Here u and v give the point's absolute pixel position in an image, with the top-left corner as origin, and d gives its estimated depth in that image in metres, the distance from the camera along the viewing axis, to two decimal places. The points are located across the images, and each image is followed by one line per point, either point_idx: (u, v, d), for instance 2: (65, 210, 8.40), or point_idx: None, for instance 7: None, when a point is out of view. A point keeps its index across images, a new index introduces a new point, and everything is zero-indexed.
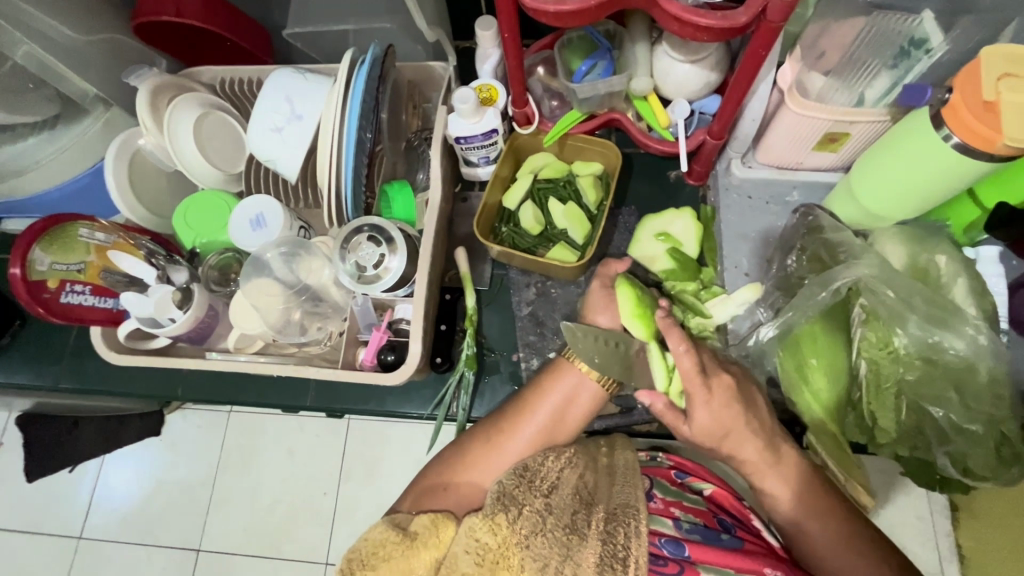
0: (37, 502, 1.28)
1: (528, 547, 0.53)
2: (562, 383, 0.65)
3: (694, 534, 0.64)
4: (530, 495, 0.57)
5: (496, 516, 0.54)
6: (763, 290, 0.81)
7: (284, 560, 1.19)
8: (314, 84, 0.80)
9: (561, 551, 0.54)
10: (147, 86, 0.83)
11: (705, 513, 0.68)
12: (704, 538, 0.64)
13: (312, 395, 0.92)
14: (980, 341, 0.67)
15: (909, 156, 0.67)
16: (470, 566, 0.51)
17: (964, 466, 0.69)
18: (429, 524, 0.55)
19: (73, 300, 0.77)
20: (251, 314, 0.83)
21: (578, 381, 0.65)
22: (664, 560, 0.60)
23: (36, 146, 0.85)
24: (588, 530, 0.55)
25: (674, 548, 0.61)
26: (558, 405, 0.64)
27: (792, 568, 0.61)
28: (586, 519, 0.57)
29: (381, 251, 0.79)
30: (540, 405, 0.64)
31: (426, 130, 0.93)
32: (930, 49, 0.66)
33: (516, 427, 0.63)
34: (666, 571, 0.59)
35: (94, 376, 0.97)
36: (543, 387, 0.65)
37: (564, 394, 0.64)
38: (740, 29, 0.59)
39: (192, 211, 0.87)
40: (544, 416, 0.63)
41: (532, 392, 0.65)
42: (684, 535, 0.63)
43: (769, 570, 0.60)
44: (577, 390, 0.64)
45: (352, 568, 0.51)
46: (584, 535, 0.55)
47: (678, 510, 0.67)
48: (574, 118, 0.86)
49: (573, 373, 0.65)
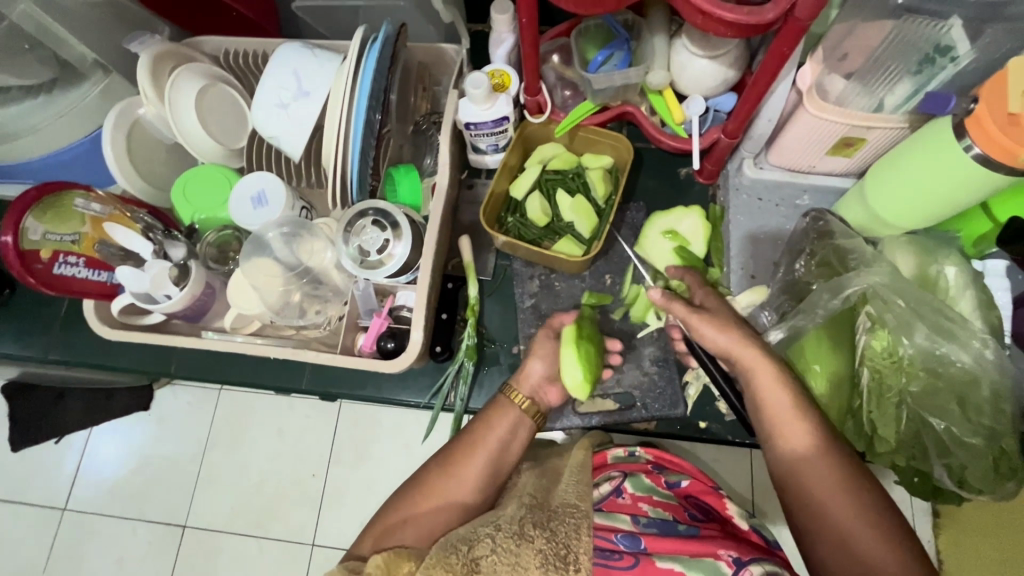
0: (23, 471, 1.27)
1: (479, 572, 0.52)
2: (503, 417, 0.67)
3: (651, 527, 0.66)
4: (480, 529, 0.56)
5: (449, 556, 0.52)
6: (770, 294, 0.81)
7: (269, 538, 1.19)
8: (321, 60, 0.78)
9: (511, 560, 0.53)
10: (149, 55, 0.80)
11: (676, 508, 0.71)
12: (660, 530, 0.65)
13: (307, 378, 0.90)
14: (986, 355, 0.66)
15: (925, 161, 0.66)
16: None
17: (960, 478, 0.69)
18: (382, 565, 0.52)
19: (66, 271, 0.75)
20: (249, 294, 0.81)
21: (518, 415, 0.68)
22: (618, 555, 0.61)
23: (29, 110, 0.82)
24: (534, 533, 0.55)
25: (630, 542, 0.63)
26: (500, 441, 0.65)
27: (742, 548, 0.62)
28: (532, 523, 0.56)
29: (386, 235, 0.77)
30: (488, 439, 0.65)
31: (435, 114, 0.90)
32: (956, 57, 0.64)
33: (463, 464, 0.63)
34: (620, 565, 0.60)
35: (84, 348, 0.95)
36: (488, 418, 0.67)
37: (509, 427, 0.66)
38: (766, 26, 0.57)
39: (192, 185, 0.84)
40: (487, 454, 0.64)
41: (478, 426, 0.66)
42: (641, 529, 0.65)
43: (722, 551, 0.61)
44: (517, 424, 0.67)
45: None
46: (530, 539, 0.54)
47: (646, 505, 0.70)
48: (586, 110, 0.85)
49: (512, 407, 0.68)
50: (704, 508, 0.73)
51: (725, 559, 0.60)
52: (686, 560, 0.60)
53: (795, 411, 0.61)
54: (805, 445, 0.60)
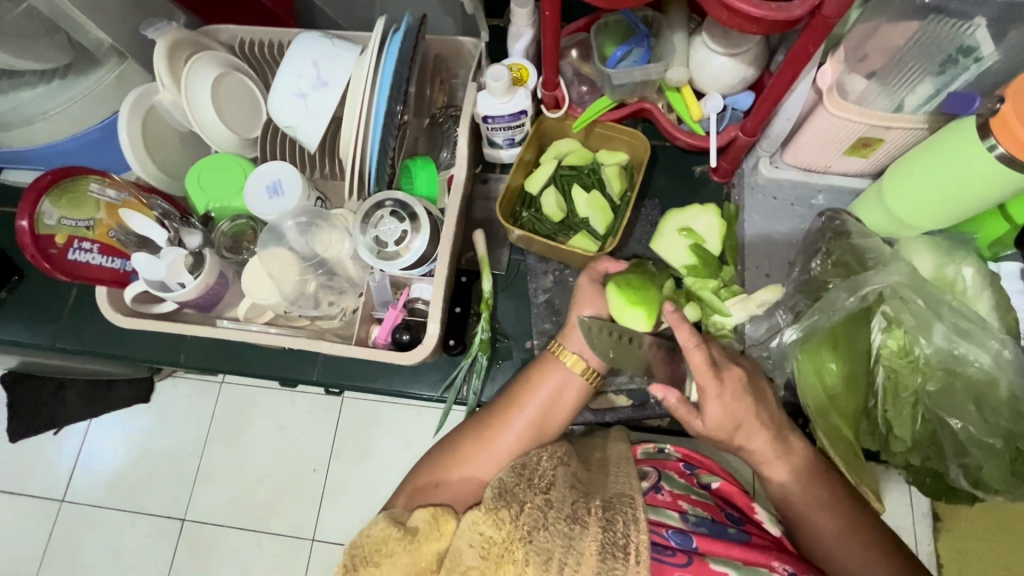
0: (22, 461, 1.26)
1: (532, 542, 0.53)
2: (551, 377, 0.67)
3: (702, 527, 0.65)
4: (533, 494, 0.57)
5: (499, 510, 0.55)
6: (785, 293, 0.80)
7: (270, 533, 1.18)
8: (340, 50, 0.78)
9: (564, 542, 0.54)
10: (165, 41, 0.79)
11: (712, 507, 0.71)
12: (711, 530, 0.65)
13: (319, 369, 0.90)
14: (1005, 354, 0.66)
15: (949, 156, 0.66)
16: (474, 560, 0.52)
17: (976, 478, 0.69)
18: (429, 519, 0.56)
19: (80, 258, 0.75)
20: (266, 284, 0.81)
21: (566, 374, 0.67)
22: (671, 551, 0.61)
23: (43, 95, 0.82)
24: (589, 518, 0.56)
25: (681, 539, 0.63)
26: (548, 400, 0.66)
27: (796, 560, 0.62)
28: (586, 507, 0.57)
29: (404, 227, 0.77)
30: (533, 397, 0.66)
31: (452, 107, 0.90)
32: (980, 58, 0.65)
33: (508, 420, 0.65)
34: (674, 561, 0.60)
35: (92, 337, 0.94)
36: (535, 380, 0.67)
37: (554, 386, 0.67)
38: (793, 22, 0.57)
39: (207, 173, 0.84)
40: (534, 412, 0.65)
41: (523, 386, 0.68)
42: (691, 527, 0.65)
43: (777, 563, 0.61)
44: (566, 383, 0.67)
45: (355, 563, 0.52)
46: (584, 523, 0.56)
47: (686, 504, 0.69)
48: (604, 105, 0.84)
49: (560, 367, 0.68)
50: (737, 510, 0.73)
51: (780, 572, 0.60)
52: (740, 566, 0.61)
53: (819, 504, 0.62)
54: (830, 534, 0.61)
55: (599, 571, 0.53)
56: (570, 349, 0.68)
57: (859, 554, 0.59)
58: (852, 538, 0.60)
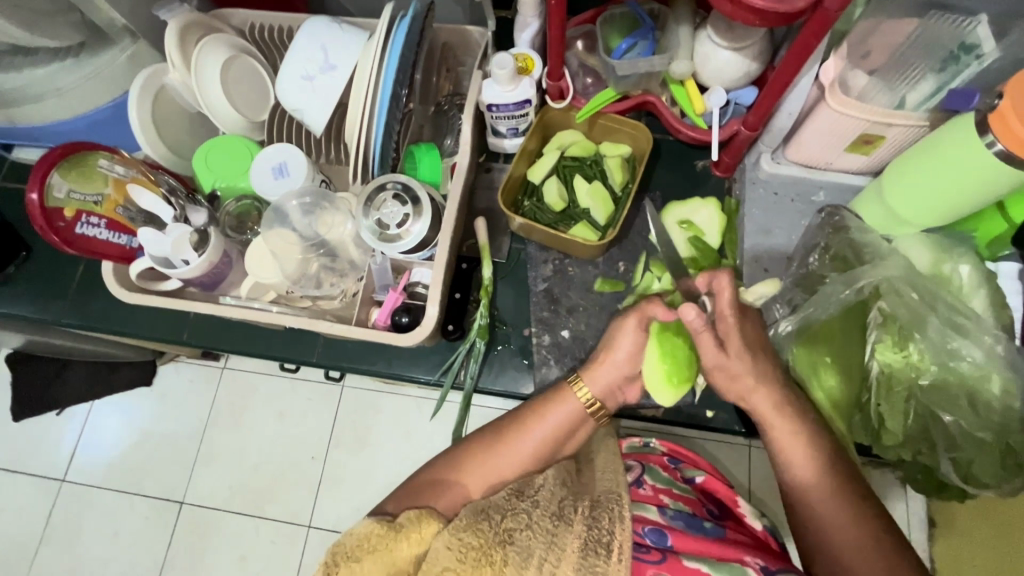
0: (24, 440, 1.28)
1: (512, 543, 0.55)
2: (564, 409, 0.65)
3: (677, 521, 0.66)
4: (517, 501, 0.59)
5: (478, 523, 0.56)
6: (782, 286, 0.79)
7: (265, 519, 1.19)
8: (348, 34, 0.79)
9: (547, 538, 0.56)
10: (176, 22, 0.80)
11: (694, 502, 0.72)
12: (687, 525, 0.66)
13: (319, 351, 0.91)
14: (997, 350, 0.68)
15: (943, 152, 0.66)
16: (451, 563, 0.53)
17: (967, 473, 0.70)
18: (413, 517, 0.56)
19: (87, 232, 0.77)
20: (269, 263, 0.82)
21: (580, 410, 0.65)
22: (647, 549, 0.61)
23: (55, 73, 0.83)
24: (574, 515, 0.57)
25: (657, 537, 0.63)
26: (557, 431, 0.64)
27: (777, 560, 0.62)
28: (572, 506, 0.59)
29: (406, 210, 0.77)
30: (541, 425, 0.64)
31: (457, 95, 0.92)
32: (981, 55, 0.66)
33: (512, 446, 0.64)
34: (648, 558, 0.60)
35: (96, 314, 0.95)
36: (546, 409, 0.65)
37: (565, 420, 0.65)
38: (795, 15, 0.57)
39: (214, 152, 0.85)
40: (541, 441, 0.64)
41: (532, 413, 0.65)
42: (667, 522, 0.66)
43: (749, 558, 0.61)
44: (577, 417, 0.65)
45: (336, 560, 0.53)
46: (568, 521, 0.57)
47: (667, 498, 0.70)
48: (609, 97, 0.86)
49: (574, 400, 0.65)
50: (719, 504, 0.74)
51: (752, 565, 0.60)
52: (714, 562, 0.61)
53: None
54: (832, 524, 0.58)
55: (580, 568, 0.54)
56: (585, 382, 0.65)
57: (861, 553, 0.56)
58: (857, 534, 0.57)
